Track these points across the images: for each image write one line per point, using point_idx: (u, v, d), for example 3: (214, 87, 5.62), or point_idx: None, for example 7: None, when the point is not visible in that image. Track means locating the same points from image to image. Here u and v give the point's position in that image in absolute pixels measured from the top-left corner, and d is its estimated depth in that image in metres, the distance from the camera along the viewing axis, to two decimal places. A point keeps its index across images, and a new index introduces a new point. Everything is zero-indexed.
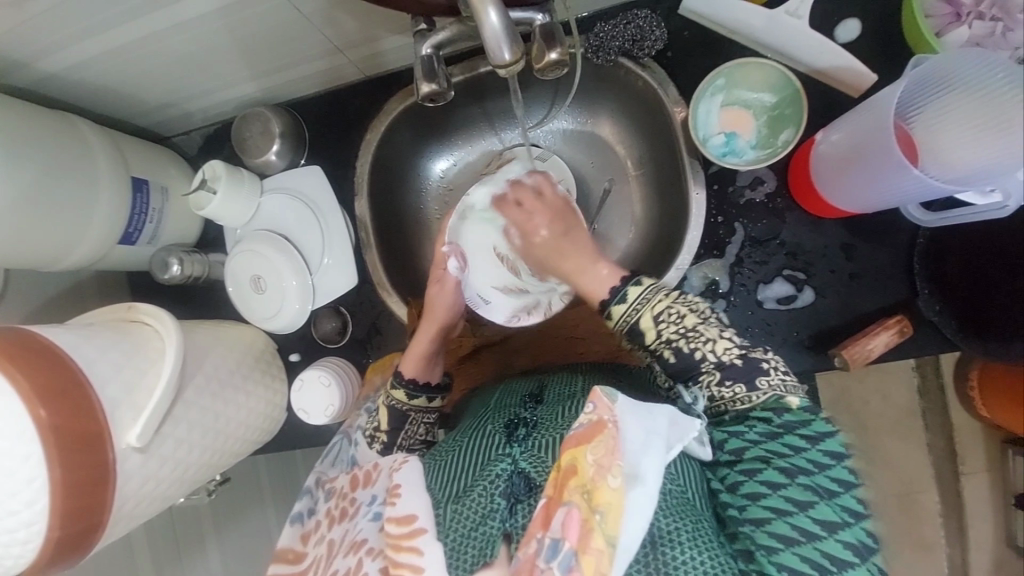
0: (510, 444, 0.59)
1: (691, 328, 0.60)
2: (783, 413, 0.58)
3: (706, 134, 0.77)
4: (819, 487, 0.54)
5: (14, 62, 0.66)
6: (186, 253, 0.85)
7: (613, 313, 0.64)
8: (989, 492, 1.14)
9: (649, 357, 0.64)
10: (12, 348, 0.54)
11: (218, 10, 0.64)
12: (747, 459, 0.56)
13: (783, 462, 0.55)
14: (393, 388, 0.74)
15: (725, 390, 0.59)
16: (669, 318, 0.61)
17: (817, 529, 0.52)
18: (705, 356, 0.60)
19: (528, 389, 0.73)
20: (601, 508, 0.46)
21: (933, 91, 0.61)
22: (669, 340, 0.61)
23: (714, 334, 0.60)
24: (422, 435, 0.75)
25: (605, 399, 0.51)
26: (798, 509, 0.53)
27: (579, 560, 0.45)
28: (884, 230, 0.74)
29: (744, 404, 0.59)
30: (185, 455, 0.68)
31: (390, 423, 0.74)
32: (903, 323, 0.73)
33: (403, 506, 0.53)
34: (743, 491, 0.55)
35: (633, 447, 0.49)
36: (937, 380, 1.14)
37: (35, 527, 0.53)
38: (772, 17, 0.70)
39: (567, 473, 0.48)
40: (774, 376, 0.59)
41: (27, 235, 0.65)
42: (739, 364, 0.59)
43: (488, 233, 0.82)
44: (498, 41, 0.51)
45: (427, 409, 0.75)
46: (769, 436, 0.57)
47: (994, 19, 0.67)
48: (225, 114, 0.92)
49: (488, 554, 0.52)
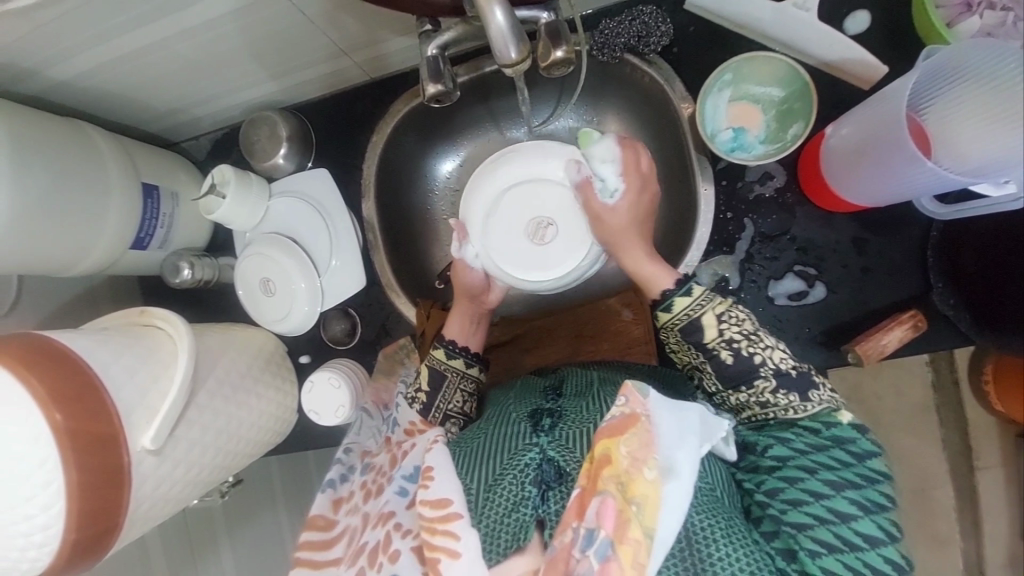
0: (536, 434, 0.59)
1: (753, 332, 0.62)
2: (832, 427, 0.58)
3: (714, 130, 0.76)
4: (867, 501, 0.54)
5: (24, 70, 0.67)
6: (196, 257, 0.86)
7: (673, 305, 0.64)
8: (1006, 488, 1.13)
9: (700, 357, 0.64)
10: (26, 353, 0.54)
11: (226, 15, 0.64)
12: (790, 467, 0.57)
13: (829, 474, 0.56)
14: (433, 348, 0.77)
15: (778, 397, 0.61)
16: (731, 319, 0.62)
17: (859, 540, 0.53)
18: (766, 361, 0.61)
19: (547, 383, 0.73)
20: (636, 499, 0.46)
21: (948, 82, 0.60)
22: (731, 340, 0.62)
23: (773, 342, 0.62)
24: (458, 403, 0.76)
25: (637, 393, 0.51)
26: (841, 519, 0.54)
27: (616, 551, 0.45)
28: (897, 224, 0.73)
29: (797, 413, 0.60)
30: (197, 457, 0.68)
31: (430, 383, 0.75)
32: (917, 318, 0.72)
33: (439, 490, 0.51)
34: (784, 497, 0.55)
35: (669, 442, 0.50)
36: (951, 374, 1.13)
37: (51, 531, 0.53)
38: (780, 10, 0.70)
39: (601, 464, 0.48)
40: (824, 391, 0.61)
41: (39, 241, 0.66)
42: (793, 374, 0.61)
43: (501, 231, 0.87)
44: (503, 40, 0.51)
45: (465, 374, 0.77)
46: (815, 448, 0.57)
47: (1005, 8, 0.66)
48: (233, 118, 0.92)
49: (520, 538, 0.52)
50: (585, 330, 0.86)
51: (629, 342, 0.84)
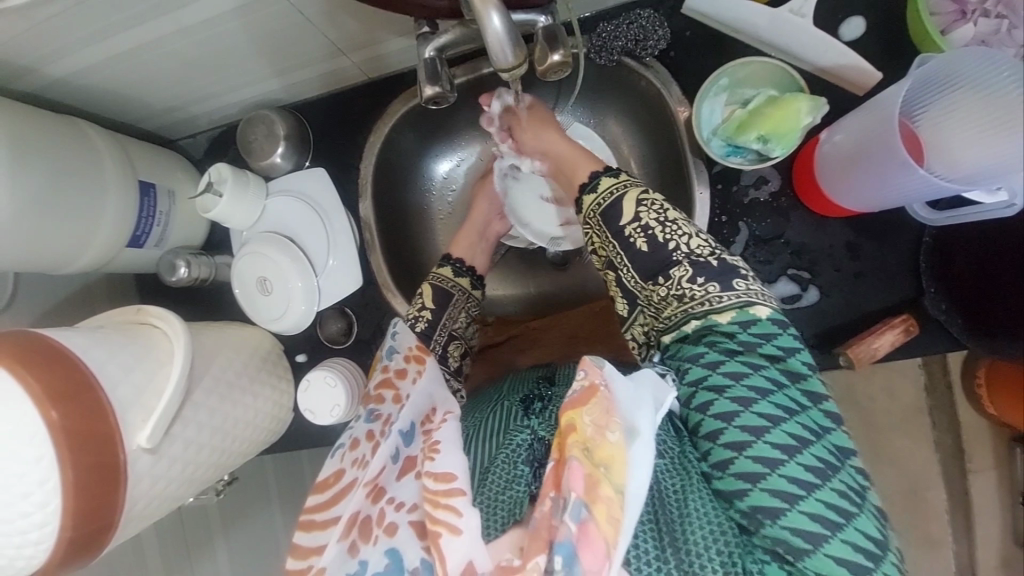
0: (527, 417, 0.63)
1: (672, 218, 0.64)
2: (749, 326, 0.59)
3: (709, 134, 0.76)
4: (802, 426, 0.55)
5: (22, 68, 0.67)
6: (193, 255, 0.87)
7: (601, 184, 0.69)
8: (997, 489, 1.14)
9: (617, 247, 0.66)
10: (24, 352, 0.54)
11: (223, 15, 0.64)
12: (721, 399, 0.57)
13: (760, 403, 0.56)
14: (438, 266, 0.82)
15: (696, 284, 0.61)
16: (650, 204, 0.65)
17: (807, 475, 0.53)
18: (679, 246, 0.63)
19: (540, 373, 0.75)
20: (604, 462, 0.47)
21: (939, 89, 0.61)
22: (647, 227, 0.64)
23: (691, 229, 0.63)
24: (462, 323, 0.80)
25: (594, 365, 0.52)
26: (784, 454, 0.53)
27: (591, 511, 0.45)
28: (890, 228, 0.74)
29: (716, 301, 0.61)
30: (193, 457, 0.68)
31: (435, 300, 0.79)
32: (909, 322, 0.72)
33: (443, 462, 0.49)
34: (725, 440, 0.55)
35: (626, 405, 0.52)
36: (945, 378, 1.14)
37: (47, 528, 0.53)
38: (776, 15, 0.70)
39: (567, 434, 0.49)
40: (749, 282, 0.61)
41: (35, 240, 0.66)
42: (714, 262, 0.62)
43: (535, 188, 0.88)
44: (500, 45, 0.51)
45: (469, 296, 0.82)
46: (748, 370, 0.57)
47: (1000, 16, 0.66)
48: (231, 117, 0.92)
49: (516, 513, 0.53)
50: (579, 333, 0.87)
51: (624, 344, 0.84)
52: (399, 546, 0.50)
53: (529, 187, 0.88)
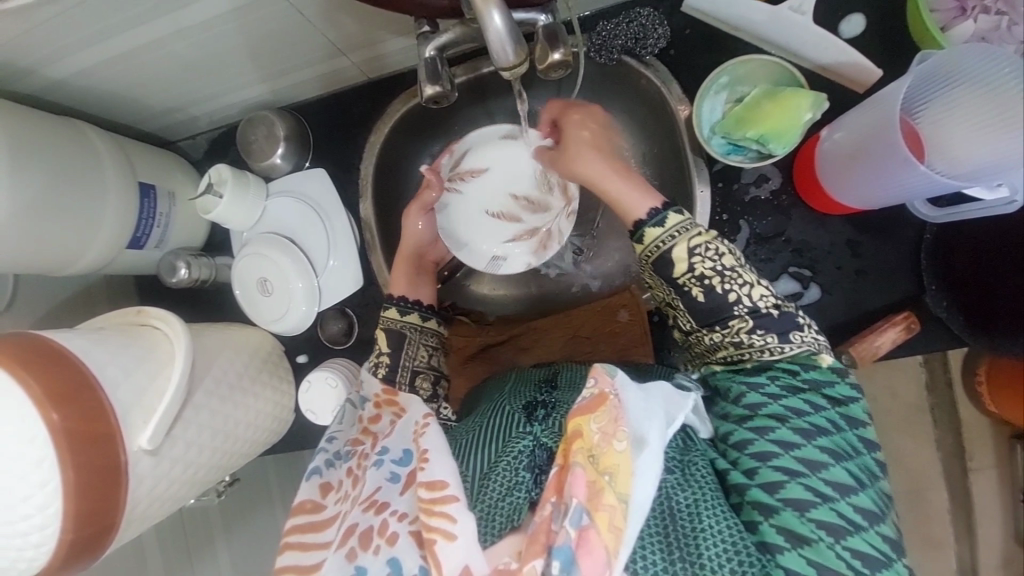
0: (529, 423, 0.62)
1: (728, 267, 0.61)
2: (810, 370, 0.60)
3: (709, 133, 0.76)
4: (838, 449, 0.56)
5: (21, 69, 0.67)
6: (193, 257, 0.86)
7: (645, 236, 0.64)
8: (999, 487, 1.14)
9: (673, 293, 0.64)
10: (24, 354, 0.54)
11: (223, 15, 0.64)
12: (761, 416, 0.58)
13: (799, 421, 0.57)
14: (384, 310, 0.78)
15: (755, 337, 0.61)
16: (704, 252, 0.61)
17: (830, 491, 0.54)
18: (741, 299, 0.61)
19: (540, 375, 0.75)
20: (609, 470, 0.47)
21: (939, 87, 0.61)
22: (703, 276, 0.61)
23: (752, 279, 0.61)
24: (424, 357, 0.77)
25: (605, 374, 0.52)
26: (810, 470, 0.54)
27: (593, 519, 0.45)
28: (891, 226, 0.74)
29: (774, 353, 0.61)
30: (194, 458, 0.68)
31: (390, 344, 0.76)
32: (911, 320, 0.72)
33: (436, 471, 0.50)
34: (754, 451, 0.56)
35: (637, 414, 0.51)
36: (945, 375, 1.14)
37: (48, 530, 0.53)
38: (776, 13, 0.70)
39: (572, 439, 0.49)
40: (808, 332, 0.61)
41: (34, 242, 0.66)
42: (774, 314, 0.61)
43: (482, 202, 0.87)
44: (501, 42, 0.50)
45: (423, 329, 0.78)
46: (791, 390, 0.58)
47: (1000, 13, 0.66)
48: (230, 118, 0.92)
49: (514, 519, 0.53)
50: (580, 334, 0.87)
51: (623, 344, 0.84)
52: (399, 554, 0.50)
53: (474, 201, 0.87)
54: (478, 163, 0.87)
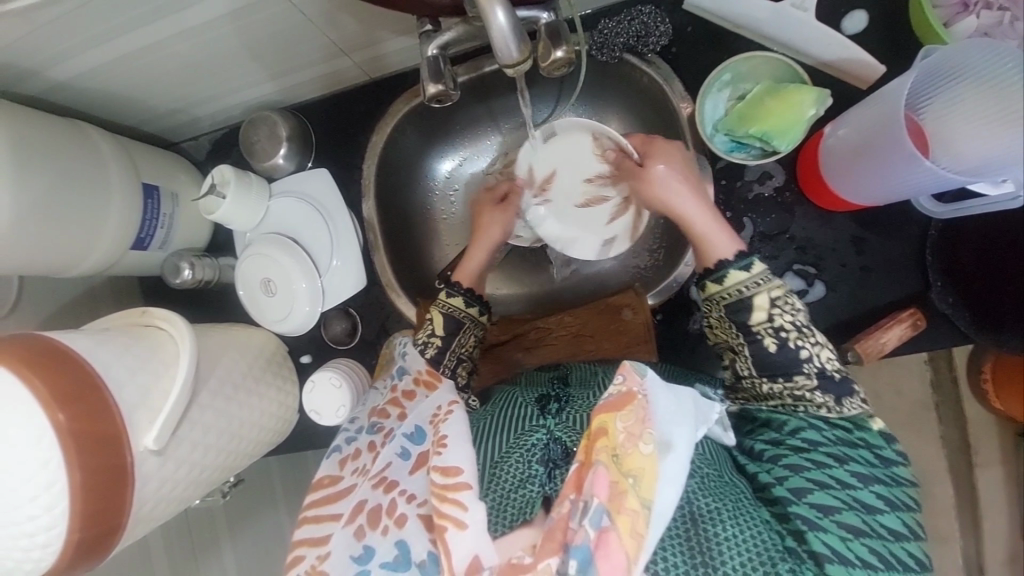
0: (543, 417, 0.61)
1: (805, 325, 0.63)
2: (863, 429, 0.60)
3: (713, 130, 0.76)
4: (890, 496, 0.56)
5: (25, 71, 0.67)
6: (196, 257, 0.87)
7: (727, 278, 0.65)
8: (1004, 484, 1.14)
9: (742, 340, 0.64)
10: (30, 355, 0.54)
11: (225, 16, 0.64)
12: (820, 452, 0.58)
13: (855, 464, 0.57)
14: (449, 295, 0.78)
15: (816, 393, 0.61)
16: (783, 305, 0.63)
17: (882, 529, 0.54)
18: (811, 358, 0.62)
19: (552, 374, 0.75)
20: (633, 473, 0.46)
21: (945, 83, 0.61)
22: (781, 328, 0.63)
23: (824, 341, 0.63)
24: (471, 347, 0.78)
25: (634, 372, 0.52)
26: (867, 509, 0.55)
27: (614, 521, 0.45)
28: (895, 223, 0.74)
29: (830, 412, 0.61)
30: (199, 458, 0.68)
31: (445, 327, 0.77)
32: (916, 316, 0.72)
33: (451, 456, 0.50)
34: (806, 476, 0.56)
35: (663, 417, 0.50)
36: (950, 372, 1.14)
37: (54, 531, 0.53)
38: (778, 9, 0.69)
39: (597, 436, 0.49)
40: (860, 398, 0.62)
41: (39, 243, 0.66)
42: (837, 377, 0.62)
43: (565, 198, 0.84)
44: (504, 40, 0.50)
45: (477, 322, 0.78)
46: (845, 441, 0.58)
47: (1002, 8, 0.66)
48: (233, 118, 0.92)
49: (526, 512, 0.53)
50: (584, 332, 0.87)
51: (629, 342, 0.83)
52: (406, 537, 0.51)
53: (564, 200, 0.84)
54: (548, 165, 0.84)
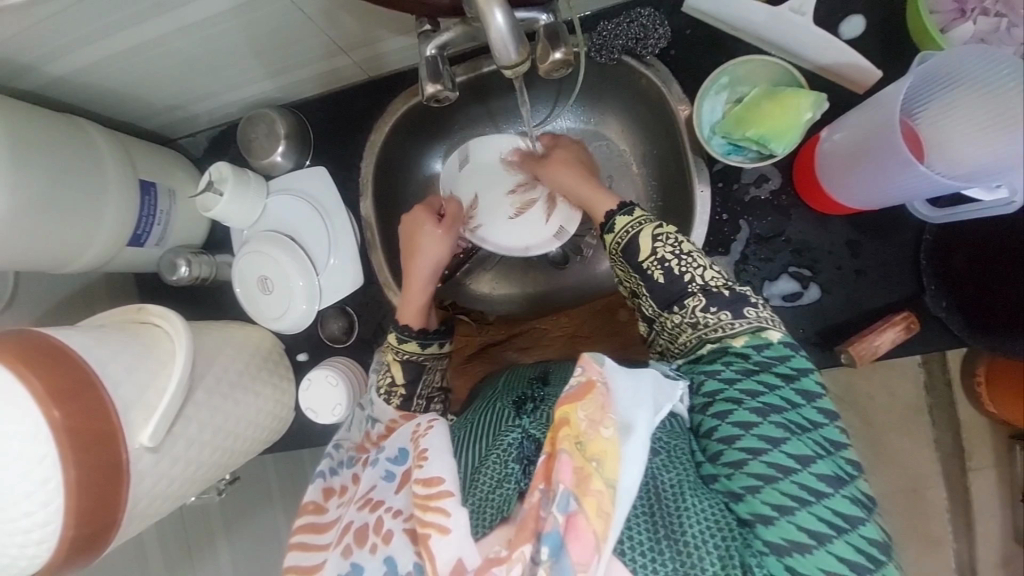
0: (518, 416, 0.62)
1: (687, 252, 0.65)
2: (762, 350, 0.60)
3: (710, 133, 0.76)
4: (790, 424, 0.56)
5: (23, 66, 0.67)
6: (193, 254, 0.86)
7: (616, 224, 0.70)
8: (997, 486, 1.14)
9: (637, 279, 0.67)
10: (27, 351, 0.54)
11: (225, 13, 0.64)
12: (721, 401, 0.58)
13: (754, 402, 0.57)
14: (400, 341, 0.75)
15: (710, 315, 0.63)
16: (666, 238, 0.66)
17: (791, 462, 0.54)
18: (694, 279, 0.64)
19: (534, 372, 0.75)
20: (596, 456, 0.47)
21: (939, 88, 0.61)
22: (664, 259, 0.65)
23: (705, 261, 0.65)
24: (438, 381, 0.78)
25: (592, 362, 0.53)
26: (771, 445, 0.54)
27: (582, 504, 0.46)
28: (890, 226, 0.74)
29: (727, 329, 0.62)
30: (195, 456, 0.68)
31: (406, 376, 0.75)
32: (910, 319, 0.73)
33: (432, 468, 0.51)
34: (720, 437, 0.57)
35: (625, 403, 0.51)
36: (944, 375, 1.14)
37: (49, 527, 0.53)
38: (775, 13, 0.70)
39: (559, 426, 0.49)
40: (760, 310, 0.63)
41: (36, 239, 0.66)
42: (726, 293, 0.63)
43: (495, 212, 0.88)
44: (502, 43, 0.51)
45: (439, 356, 0.78)
46: (745, 374, 0.59)
47: (999, 14, 0.66)
48: (231, 116, 0.92)
49: (506, 510, 0.53)
50: (580, 333, 0.88)
51: (624, 343, 0.85)
52: (394, 553, 0.52)
53: (493, 217, 0.87)
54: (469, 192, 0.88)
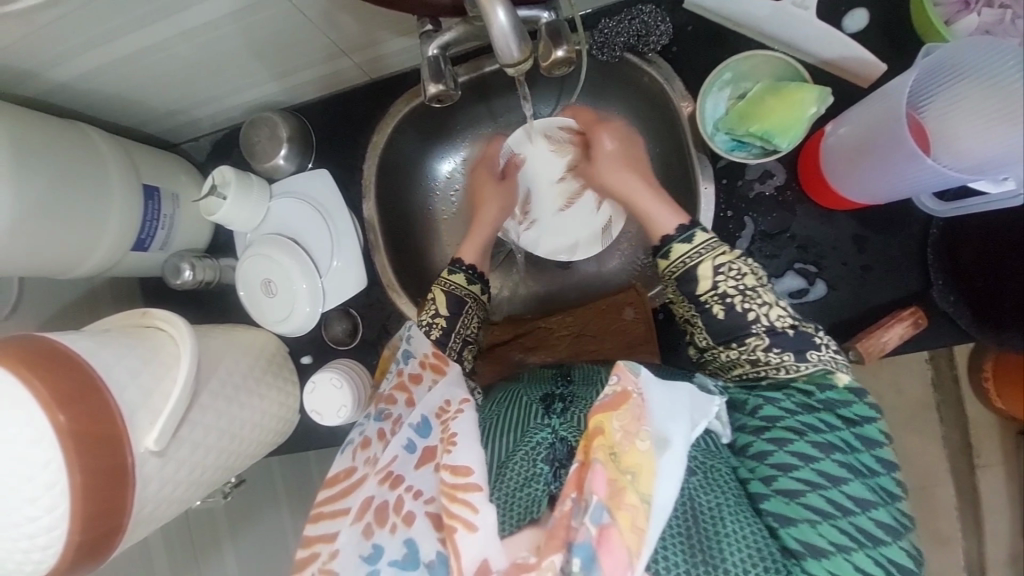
0: (548, 415, 0.61)
1: (750, 285, 0.64)
2: (825, 390, 0.59)
3: (714, 129, 0.76)
4: (852, 463, 0.56)
5: (25, 72, 0.67)
6: (196, 258, 0.86)
7: (671, 252, 0.67)
8: (1006, 484, 1.13)
9: (693, 309, 0.67)
10: (31, 356, 0.54)
11: (225, 16, 0.64)
12: (778, 428, 0.58)
13: (817, 437, 0.57)
14: (450, 274, 0.78)
15: (771, 354, 0.62)
16: (728, 270, 0.64)
17: (850, 504, 0.54)
18: (759, 317, 0.63)
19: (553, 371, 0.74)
20: (631, 469, 0.47)
21: (945, 80, 0.61)
22: (725, 294, 0.64)
23: (770, 299, 0.63)
24: (475, 327, 0.77)
25: (629, 371, 0.52)
26: (831, 483, 0.55)
27: (615, 517, 0.45)
28: (895, 221, 0.74)
29: (792, 372, 0.61)
30: (200, 459, 0.68)
31: (449, 307, 0.76)
32: (917, 315, 0.72)
33: (460, 456, 0.50)
34: (773, 462, 0.57)
35: (660, 414, 0.51)
36: (951, 372, 1.14)
37: (55, 532, 0.53)
38: (778, 8, 0.69)
39: (594, 436, 0.49)
40: (825, 352, 0.62)
41: (39, 244, 0.66)
42: (790, 333, 0.62)
43: (548, 203, 0.88)
44: (505, 40, 0.50)
45: (479, 301, 0.78)
46: (804, 408, 0.59)
47: (1004, 6, 0.66)
48: (233, 119, 0.92)
49: (533, 511, 0.53)
50: (585, 331, 0.87)
51: (631, 341, 0.83)
52: (415, 537, 0.51)
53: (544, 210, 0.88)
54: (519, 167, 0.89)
